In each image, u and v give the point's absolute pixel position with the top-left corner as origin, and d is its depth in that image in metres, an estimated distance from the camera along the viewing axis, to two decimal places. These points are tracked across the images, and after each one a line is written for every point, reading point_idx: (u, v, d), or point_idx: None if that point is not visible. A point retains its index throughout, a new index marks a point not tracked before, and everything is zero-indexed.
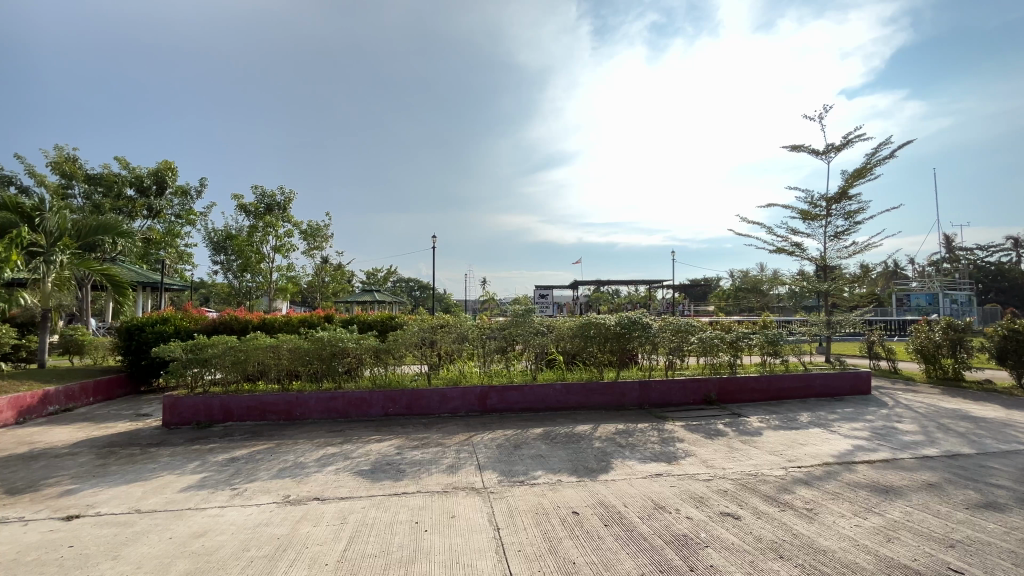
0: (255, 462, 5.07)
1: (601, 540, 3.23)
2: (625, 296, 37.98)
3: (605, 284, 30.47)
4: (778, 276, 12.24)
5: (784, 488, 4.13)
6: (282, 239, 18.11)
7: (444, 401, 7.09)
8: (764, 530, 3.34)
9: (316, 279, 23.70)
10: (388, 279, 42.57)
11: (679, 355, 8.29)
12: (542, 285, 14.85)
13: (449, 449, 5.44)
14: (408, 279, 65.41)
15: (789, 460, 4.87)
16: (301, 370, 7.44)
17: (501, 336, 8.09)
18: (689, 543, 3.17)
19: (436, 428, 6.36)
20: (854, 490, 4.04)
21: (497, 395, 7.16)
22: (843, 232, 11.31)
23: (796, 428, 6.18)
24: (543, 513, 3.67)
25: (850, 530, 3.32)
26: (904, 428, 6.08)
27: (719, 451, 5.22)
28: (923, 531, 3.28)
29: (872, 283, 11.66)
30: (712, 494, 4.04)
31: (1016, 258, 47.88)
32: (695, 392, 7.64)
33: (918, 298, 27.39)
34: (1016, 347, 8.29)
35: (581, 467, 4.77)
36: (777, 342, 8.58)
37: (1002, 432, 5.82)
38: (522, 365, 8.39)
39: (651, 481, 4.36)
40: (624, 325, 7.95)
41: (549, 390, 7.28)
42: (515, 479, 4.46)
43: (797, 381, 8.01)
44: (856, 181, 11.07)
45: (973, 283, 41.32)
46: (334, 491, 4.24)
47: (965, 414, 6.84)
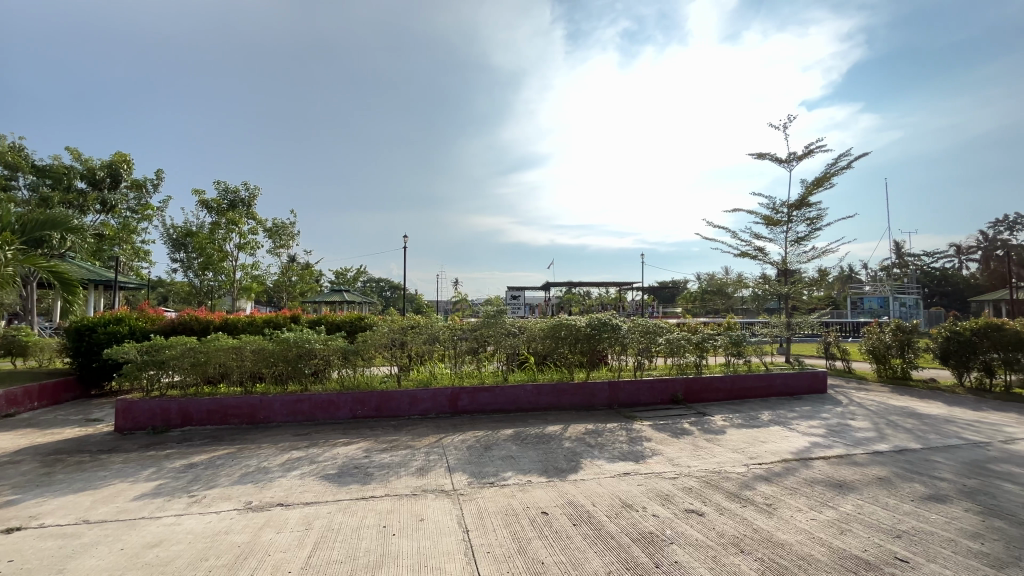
0: (215, 468, 4.88)
1: (569, 540, 3.26)
2: (596, 297, 38.56)
3: (576, 286, 30.81)
4: (742, 280, 12.65)
5: (746, 485, 4.26)
6: (246, 236, 17.56)
7: (414, 403, 7.01)
8: (726, 526, 3.44)
9: (282, 278, 23.11)
10: (358, 279, 41.79)
11: (648, 355, 8.46)
12: (514, 286, 14.91)
13: (419, 451, 5.38)
14: (379, 279, 64.47)
15: (751, 457, 5.03)
16: (265, 372, 7.22)
17: (472, 337, 8.08)
18: (655, 540, 3.23)
19: (406, 430, 6.29)
20: (811, 485, 4.21)
21: (468, 395, 7.13)
22: (803, 237, 11.77)
23: (758, 425, 6.40)
24: (513, 514, 3.67)
25: (806, 524, 3.46)
26: (857, 425, 6.39)
27: (685, 450, 5.35)
28: (873, 523, 3.45)
29: (829, 286, 12.18)
30: (677, 492, 4.13)
31: (958, 265, 51.06)
32: (662, 392, 7.80)
33: (870, 301, 28.74)
34: (957, 348, 8.84)
35: (551, 467, 4.81)
36: (741, 342, 8.88)
37: (945, 428, 6.19)
38: (493, 366, 8.38)
39: (619, 480, 4.43)
40: (595, 326, 8.05)
41: (519, 391, 7.29)
42: (485, 480, 4.45)
43: (758, 381, 8.30)
44: (815, 189, 11.54)
45: (921, 287, 43.78)
46: (299, 496, 4.13)
47: (912, 411, 7.24)
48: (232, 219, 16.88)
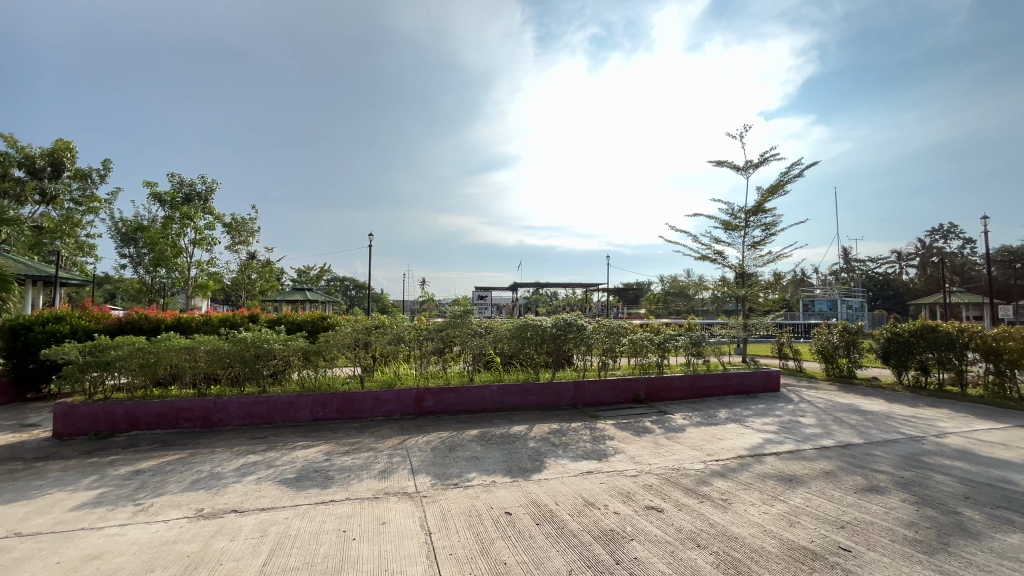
0: (164, 475, 4.65)
1: (532, 540, 3.27)
2: (562, 298, 39.01)
3: (544, 287, 31.03)
4: (703, 282, 13.05)
5: (703, 481, 4.40)
6: (202, 232, 16.82)
7: (377, 404, 6.88)
8: (684, 522, 3.54)
9: (241, 275, 22.29)
10: (322, 277, 40.77)
11: (612, 356, 8.61)
12: (481, 286, 14.87)
13: (381, 453, 5.28)
14: (343, 278, 63.06)
15: (708, 454, 5.20)
16: (220, 373, 6.93)
17: (438, 337, 8.02)
18: (616, 538, 3.29)
19: (369, 433, 6.17)
20: (763, 480, 4.39)
21: (433, 396, 7.06)
22: (759, 242, 12.24)
23: (715, 423, 6.62)
24: (476, 515, 3.66)
25: (758, 517, 3.61)
26: (806, 421, 6.70)
27: (646, 448, 5.47)
28: (819, 515, 3.63)
29: (783, 289, 12.73)
30: (638, 489, 4.22)
31: (899, 270, 54.40)
32: (625, 392, 7.96)
33: (820, 304, 30.22)
34: (897, 347, 9.41)
35: (515, 467, 4.82)
36: (700, 343, 9.17)
37: (885, 423, 6.58)
38: (459, 367, 8.33)
39: (582, 478, 4.49)
40: (560, 327, 8.12)
41: (485, 391, 7.28)
42: (448, 481, 4.42)
43: (717, 380, 8.59)
44: (771, 196, 12.04)
45: (866, 291, 46.41)
46: (254, 502, 3.98)
47: (856, 408, 7.66)
48: (186, 213, 16.11)
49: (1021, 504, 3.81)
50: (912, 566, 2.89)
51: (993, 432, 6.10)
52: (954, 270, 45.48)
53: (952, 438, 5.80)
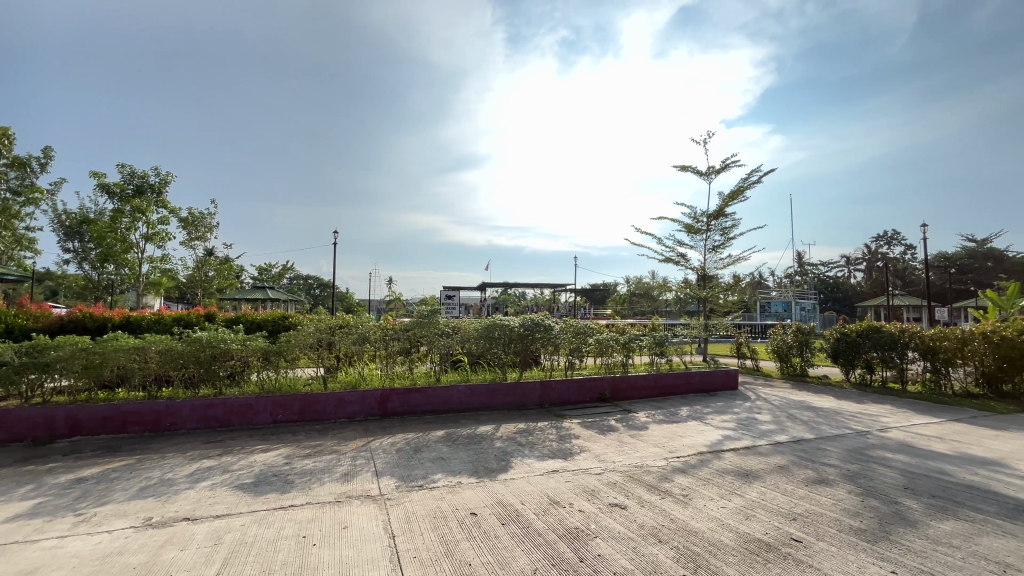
0: (109, 483, 4.39)
1: (497, 540, 3.27)
2: (530, 298, 39.30)
3: (512, 287, 31.12)
4: (667, 284, 13.39)
5: (665, 477, 4.51)
6: (155, 226, 16.02)
7: (340, 406, 6.71)
8: (647, 518, 3.62)
9: (197, 272, 21.38)
10: (284, 275, 39.54)
11: (578, 355, 8.72)
12: (449, 286, 14.78)
13: (344, 456, 5.17)
14: (306, 276, 61.38)
15: (670, 451, 5.33)
16: (173, 375, 6.60)
17: (404, 337, 7.91)
18: (581, 536, 3.33)
19: (332, 435, 6.03)
20: (721, 475, 4.54)
21: (399, 397, 6.96)
22: (720, 245, 12.66)
23: (677, 421, 6.80)
24: (441, 517, 3.63)
25: (716, 512, 3.73)
26: (762, 418, 6.98)
27: (611, 446, 5.56)
28: (773, 508, 3.78)
29: (741, 292, 13.20)
30: (603, 487, 4.28)
31: (849, 274, 57.44)
32: (591, 391, 8.06)
33: (776, 306, 31.52)
34: (845, 347, 9.92)
35: (481, 468, 4.81)
36: (663, 343, 9.42)
37: (834, 419, 6.93)
38: (425, 367, 8.24)
39: (548, 477, 4.52)
40: (528, 327, 8.15)
41: (452, 391, 7.23)
42: (413, 483, 4.36)
43: (679, 378, 8.83)
44: (731, 201, 12.47)
45: (818, 294, 48.77)
46: (208, 509, 3.82)
47: (808, 405, 8.03)
48: (138, 206, 15.29)
49: (953, 492, 4.09)
50: (857, 554, 3.05)
51: (929, 426, 6.53)
52: (897, 275, 48.37)
53: (894, 433, 6.17)
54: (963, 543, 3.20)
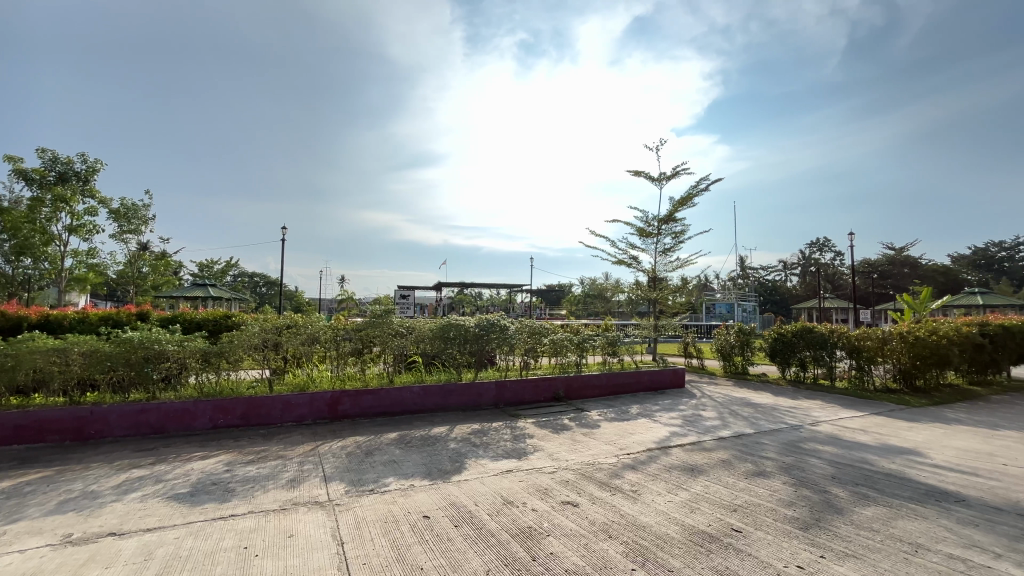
0: (21, 498, 3.99)
1: (450, 542, 3.24)
2: (486, 298, 39.34)
3: (468, 288, 30.96)
4: (619, 285, 13.75)
5: (615, 474, 4.63)
6: (80, 217, 14.77)
7: (287, 409, 6.44)
8: (598, 514, 3.70)
9: (129, 267, 19.96)
10: (228, 272, 37.54)
11: (533, 355, 8.80)
12: (404, 285, 14.54)
13: (291, 461, 4.96)
14: (251, 273, 58.51)
15: (621, 448, 5.48)
16: (99, 379, 6.10)
17: (356, 337, 7.69)
18: (533, 534, 3.35)
19: (277, 439, 5.77)
20: (669, 471, 4.71)
21: (350, 399, 6.76)
22: (670, 249, 13.13)
23: (628, 419, 6.99)
24: (392, 521, 3.55)
25: (663, 506, 3.86)
26: (707, 414, 7.30)
27: (564, 445, 5.64)
28: (716, 500, 3.96)
29: (689, 294, 13.76)
30: (555, 485, 4.33)
31: (786, 278, 61.17)
32: (545, 391, 8.16)
33: (720, 307, 33.10)
34: (781, 347, 10.55)
35: (435, 470, 4.75)
36: (616, 342, 9.69)
37: (771, 414, 7.36)
38: (378, 368, 8.05)
39: (501, 478, 4.53)
40: (483, 327, 8.15)
41: (405, 393, 7.09)
42: (364, 487, 4.25)
43: (629, 377, 9.10)
44: (680, 207, 12.96)
45: (758, 297, 51.65)
46: (138, 522, 3.55)
47: (749, 401, 8.48)
48: (60, 195, 14.05)
49: (874, 480, 4.44)
50: (790, 541, 3.25)
51: (854, 419, 7.05)
52: (828, 280, 51.99)
53: (824, 426, 6.62)
54: (883, 527, 3.48)
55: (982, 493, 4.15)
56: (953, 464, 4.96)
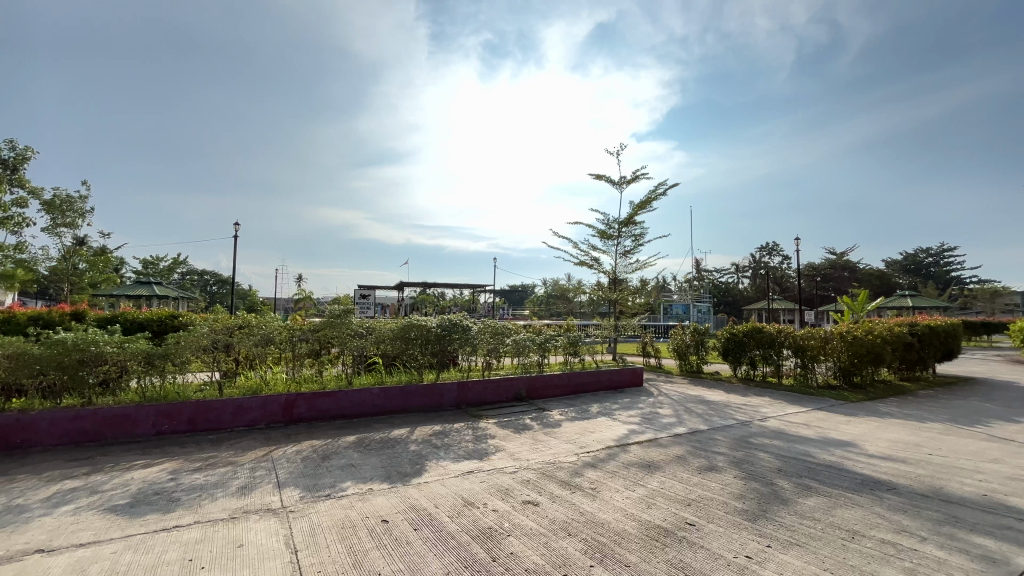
0: None
1: (409, 546, 3.20)
2: (449, 298, 39.12)
3: (431, 288, 30.64)
4: (581, 286, 13.96)
5: (575, 472, 4.70)
6: (8, 209, 13.67)
7: (239, 413, 6.17)
8: (558, 513, 3.75)
9: (64, 264, 18.65)
10: (174, 270, 35.60)
11: (495, 356, 8.81)
12: (364, 286, 14.21)
13: (242, 468, 4.76)
14: (201, 271, 55.70)
15: (581, 447, 5.56)
16: (26, 384, 5.64)
17: (313, 338, 7.49)
18: (494, 535, 3.36)
19: (227, 445, 5.52)
20: (627, 468, 4.83)
21: (306, 402, 6.54)
22: (629, 251, 13.45)
23: (588, 417, 7.11)
24: (350, 527, 3.47)
25: (622, 502, 3.95)
26: (664, 412, 7.52)
27: (525, 445, 5.67)
28: (671, 495, 4.09)
29: (648, 295, 14.14)
30: (516, 485, 4.35)
31: (738, 280, 63.89)
32: (507, 391, 8.19)
33: (676, 308, 34.28)
34: (733, 346, 11.02)
35: (394, 472, 4.68)
36: (577, 343, 9.84)
37: (723, 411, 7.67)
38: (336, 369, 7.84)
39: (462, 479, 4.51)
40: (445, 327, 8.08)
41: (365, 394, 6.94)
42: (320, 493, 4.12)
43: (589, 377, 9.25)
44: (640, 210, 13.31)
45: (713, 298, 53.73)
46: (70, 537, 3.31)
47: (703, 398, 8.81)
48: None
49: (816, 472, 4.71)
50: (739, 532, 3.40)
51: (799, 414, 7.45)
52: (776, 282, 54.69)
53: (771, 421, 6.96)
54: (824, 515, 3.69)
55: (910, 480, 4.48)
56: (885, 454, 5.32)
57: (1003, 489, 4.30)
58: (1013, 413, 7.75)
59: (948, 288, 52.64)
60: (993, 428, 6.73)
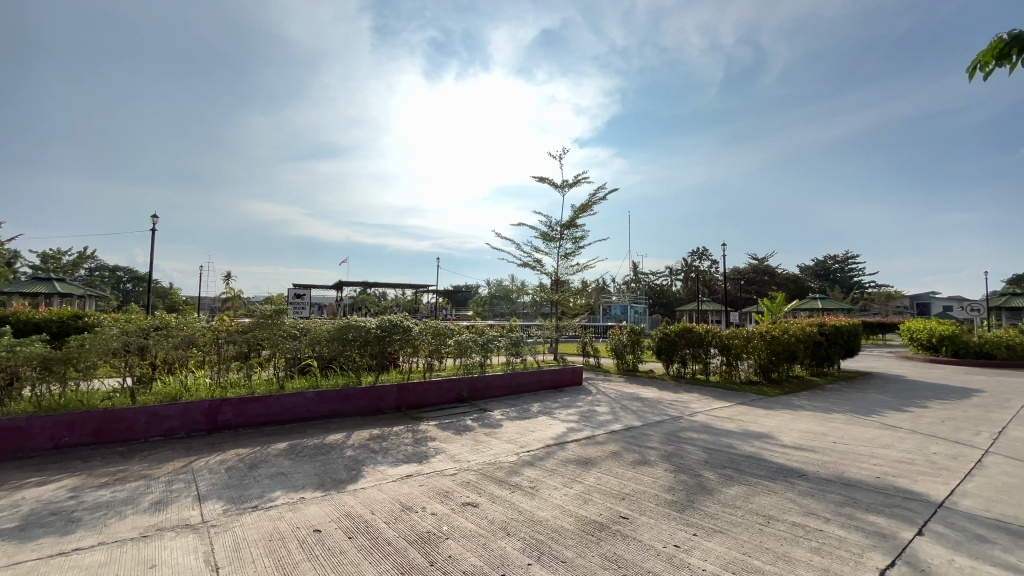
0: None
1: (343, 555, 3.09)
2: (391, 298, 38.23)
3: (372, 287, 29.79)
4: (524, 287, 14.14)
5: (515, 471, 4.74)
6: None
7: (154, 422, 5.68)
8: (497, 513, 3.76)
9: None
10: (80, 265, 32.21)
11: (437, 356, 8.71)
12: (299, 286, 13.55)
13: (156, 481, 4.38)
14: (112, 267, 50.72)
15: (521, 446, 5.61)
16: None
17: (241, 340, 7.01)
18: (432, 539, 3.31)
19: (140, 457, 5.07)
20: (565, 465, 4.93)
21: (232, 408, 6.13)
22: (571, 253, 13.78)
23: (528, 417, 7.20)
24: (278, 539, 3.29)
25: (559, 499, 4.04)
26: (601, 410, 7.77)
27: (466, 446, 5.64)
28: (607, 490, 4.23)
29: (589, 296, 14.52)
30: (455, 487, 4.32)
31: (672, 282, 67.24)
32: (449, 392, 8.11)
33: (614, 309, 35.53)
34: (666, 345, 11.59)
35: (329, 480, 4.49)
36: (519, 343, 9.93)
37: (656, 407, 8.04)
38: (267, 373, 7.42)
39: (400, 483, 4.41)
40: (385, 328, 7.85)
41: (298, 398, 6.62)
42: (245, 505, 3.88)
43: (531, 377, 9.37)
44: (581, 214, 13.65)
45: (649, 299, 56.23)
46: None
47: (638, 396, 9.20)
48: None
49: (737, 462, 5.05)
50: (669, 523, 3.57)
51: (723, 409, 7.95)
52: (706, 285, 58.13)
53: (699, 416, 7.38)
54: (744, 503, 3.96)
55: (817, 467, 4.92)
56: (797, 444, 5.81)
57: (892, 471, 4.83)
58: (902, 403, 8.72)
59: (852, 291, 58.37)
60: (886, 417, 7.53)
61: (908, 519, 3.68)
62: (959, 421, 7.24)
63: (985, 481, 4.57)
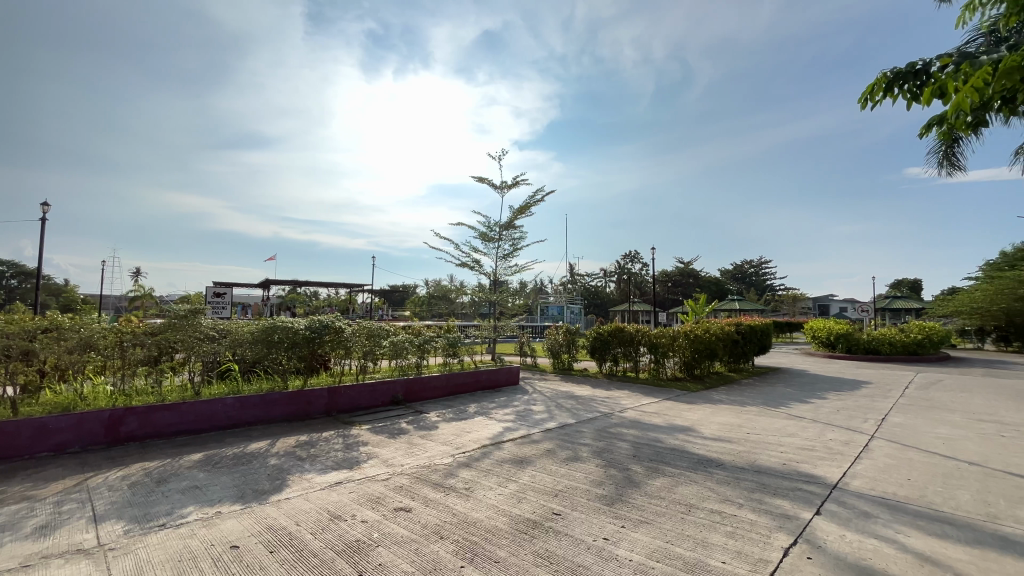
0: None
1: (263, 571, 2.91)
2: (323, 297, 36.57)
3: (303, 286, 28.29)
4: (462, 287, 14.07)
5: (450, 473, 4.69)
6: None
7: (43, 436, 5.04)
8: (430, 516, 3.71)
9: None
10: None
11: (371, 358, 8.42)
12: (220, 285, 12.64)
13: (42, 503, 3.89)
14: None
15: (457, 448, 5.57)
16: None
17: (150, 343, 6.40)
18: (361, 547, 3.21)
19: (23, 476, 4.48)
20: (500, 465, 4.96)
21: (138, 418, 5.58)
22: (509, 254, 13.86)
23: (465, 418, 7.16)
24: (189, 559, 3.03)
25: (494, 499, 4.05)
26: (536, 409, 7.89)
27: (400, 450, 5.50)
28: (541, 488, 4.30)
29: (527, 297, 14.70)
30: (388, 492, 4.20)
31: (607, 283, 69.68)
32: (382, 395, 7.87)
33: (551, 309, 36.29)
34: (599, 344, 11.98)
35: (249, 491, 4.21)
36: (456, 344, 9.87)
37: (589, 405, 8.29)
38: (181, 378, 6.86)
39: (329, 491, 4.22)
40: (315, 330, 7.45)
41: (216, 405, 6.16)
42: (152, 524, 3.54)
43: (467, 377, 9.32)
44: (520, 216, 13.79)
45: (585, 300, 57.89)
46: None
47: (573, 394, 9.44)
48: None
49: (663, 455, 5.32)
50: (599, 517, 3.70)
51: (651, 404, 8.36)
52: (638, 286, 60.84)
53: (629, 412, 7.70)
54: (668, 493, 4.18)
55: (733, 456, 5.30)
56: (716, 436, 6.23)
57: (796, 457, 5.31)
58: (805, 396, 9.62)
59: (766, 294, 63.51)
60: (792, 408, 8.26)
61: (808, 500, 4.06)
62: (852, 410, 8.10)
63: (870, 463, 5.15)
